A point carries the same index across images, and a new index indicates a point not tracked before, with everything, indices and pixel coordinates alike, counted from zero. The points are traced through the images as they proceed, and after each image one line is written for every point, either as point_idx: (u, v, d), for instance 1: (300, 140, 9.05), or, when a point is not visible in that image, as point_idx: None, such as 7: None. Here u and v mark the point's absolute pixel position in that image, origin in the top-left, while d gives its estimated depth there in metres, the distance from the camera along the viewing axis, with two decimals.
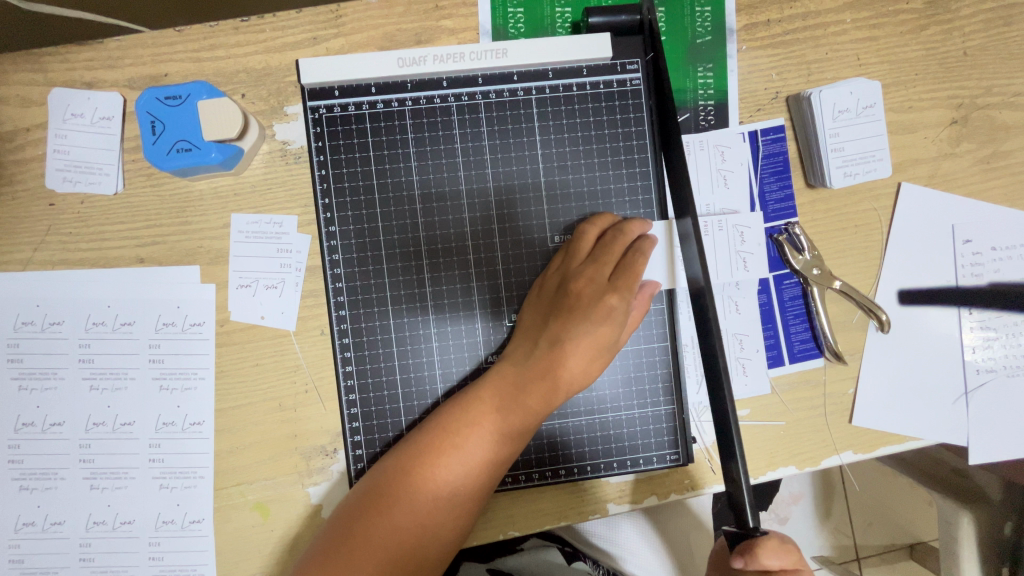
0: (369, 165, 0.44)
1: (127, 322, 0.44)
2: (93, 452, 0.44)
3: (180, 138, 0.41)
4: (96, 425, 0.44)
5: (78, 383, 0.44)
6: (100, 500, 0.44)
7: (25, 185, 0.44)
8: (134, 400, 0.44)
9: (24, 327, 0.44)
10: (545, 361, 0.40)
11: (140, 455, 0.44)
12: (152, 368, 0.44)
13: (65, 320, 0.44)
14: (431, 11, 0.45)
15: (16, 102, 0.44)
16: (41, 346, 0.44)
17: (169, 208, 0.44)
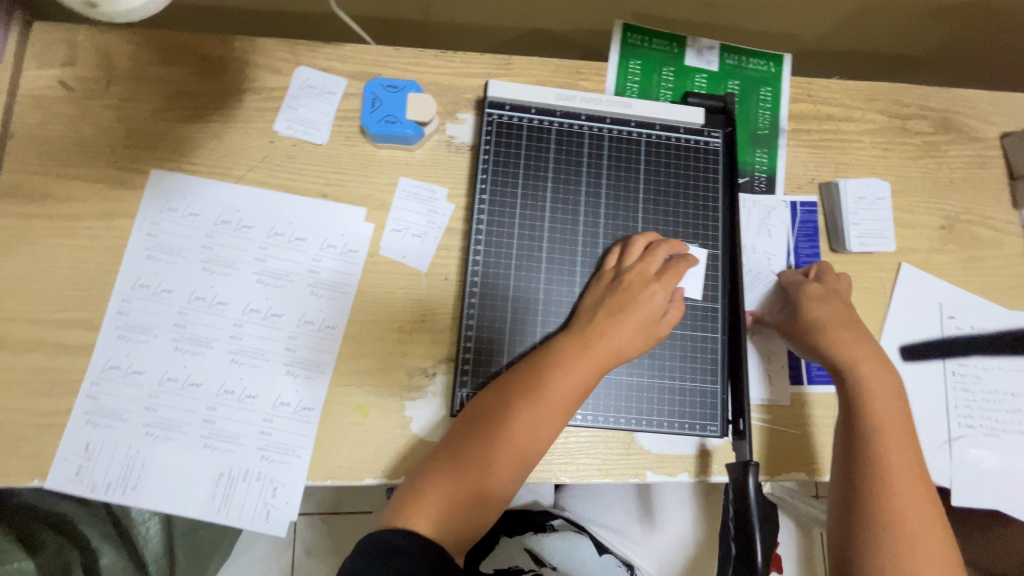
0: (520, 159, 0.56)
1: (300, 237, 0.56)
2: (242, 332, 0.54)
3: (390, 113, 0.56)
4: (252, 311, 0.54)
5: (248, 275, 0.55)
6: (236, 373, 0.53)
7: (256, 124, 0.58)
8: (287, 298, 0.55)
9: (222, 224, 0.56)
10: (593, 346, 0.49)
11: (278, 342, 0.54)
12: (308, 276, 0.56)
13: (255, 226, 0.56)
14: (574, 74, 0.63)
15: (269, 69, 0.60)
16: (230, 241, 0.55)
17: (355, 162, 0.58)
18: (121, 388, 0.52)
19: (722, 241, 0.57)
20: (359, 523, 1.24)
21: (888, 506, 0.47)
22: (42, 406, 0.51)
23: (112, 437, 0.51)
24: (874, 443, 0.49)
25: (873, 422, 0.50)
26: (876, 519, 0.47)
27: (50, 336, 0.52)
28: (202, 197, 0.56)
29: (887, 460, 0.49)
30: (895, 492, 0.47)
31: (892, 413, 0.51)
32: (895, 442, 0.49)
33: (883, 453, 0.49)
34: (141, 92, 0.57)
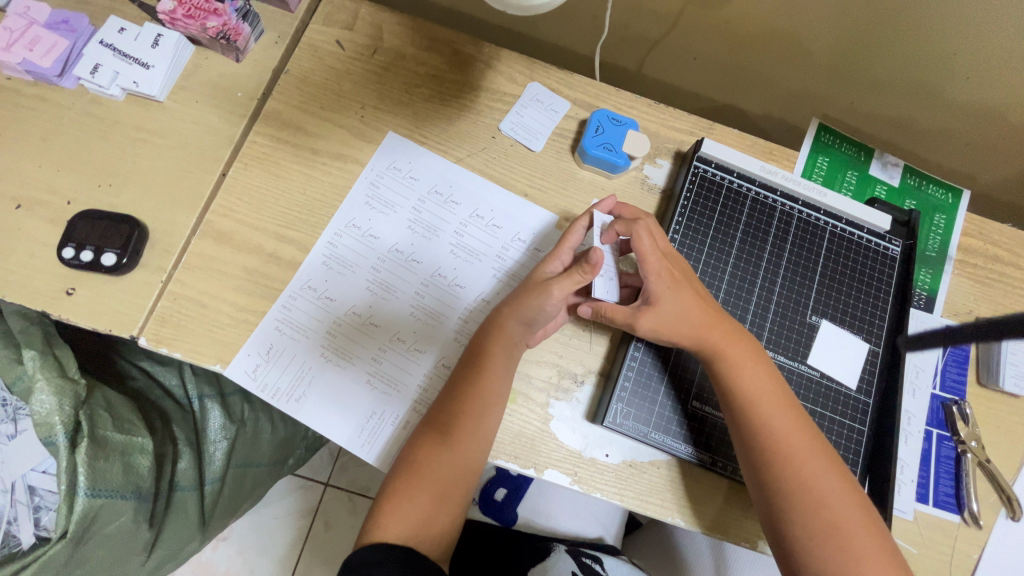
0: (714, 213, 0.60)
1: (497, 225, 0.62)
2: (426, 292, 0.58)
3: (609, 141, 0.62)
4: (439, 276, 0.59)
5: (444, 244, 0.60)
6: (411, 325, 0.57)
7: (483, 118, 0.65)
8: (472, 274, 0.60)
9: (434, 194, 0.62)
10: (490, 352, 0.53)
11: (454, 311, 0.58)
12: (494, 262, 0.60)
13: (460, 203, 0.62)
14: (767, 153, 0.68)
15: (505, 76, 0.67)
16: (437, 210, 0.61)
17: (558, 174, 0.64)
18: (312, 307, 0.57)
19: (885, 343, 0.58)
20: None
21: (818, 514, 0.48)
22: (243, 302, 0.56)
23: (294, 348, 0.55)
24: (759, 422, 0.50)
25: (744, 393, 0.51)
26: (807, 515, 0.48)
27: (267, 245, 0.58)
28: (424, 166, 0.62)
29: (793, 460, 0.49)
30: (809, 482, 0.48)
31: (768, 389, 0.51)
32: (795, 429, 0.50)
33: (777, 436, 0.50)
34: (398, 65, 0.65)
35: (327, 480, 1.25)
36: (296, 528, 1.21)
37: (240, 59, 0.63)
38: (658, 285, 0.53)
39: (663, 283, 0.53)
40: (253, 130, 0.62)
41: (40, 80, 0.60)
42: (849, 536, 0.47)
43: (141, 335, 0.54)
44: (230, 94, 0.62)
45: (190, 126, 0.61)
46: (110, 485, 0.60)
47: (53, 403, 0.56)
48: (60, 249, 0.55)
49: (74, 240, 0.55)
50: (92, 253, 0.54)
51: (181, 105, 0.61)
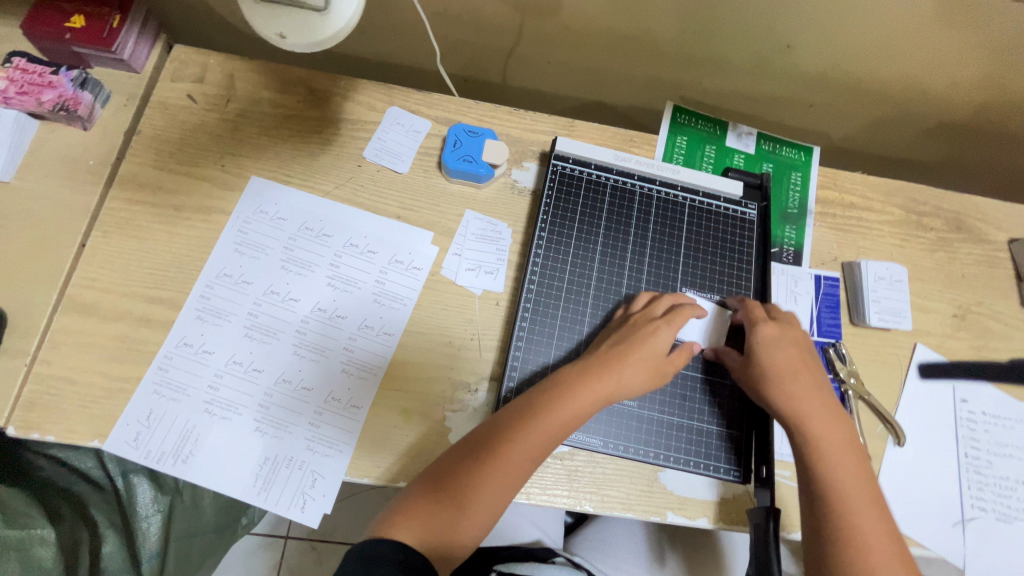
0: (578, 205, 0.63)
1: (373, 250, 0.62)
2: (307, 327, 0.59)
3: (468, 153, 0.64)
4: (319, 310, 0.59)
5: (321, 278, 0.61)
6: (296, 363, 0.57)
7: (346, 149, 0.66)
8: (354, 302, 0.60)
9: (305, 230, 0.62)
10: (577, 406, 0.52)
11: (339, 341, 0.59)
12: (374, 287, 0.61)
13: (333, 236, 0.62)
14: (627, 141, 0.71)
15: (364, 105, 0.68)
16: (311, 245, 0.62)
17: (428, 192, 0.65)
18: (189, 364, 0.56)
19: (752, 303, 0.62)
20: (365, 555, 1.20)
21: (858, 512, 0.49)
22: (116, 370, 0.55)
23: (174, 406, 0.54)
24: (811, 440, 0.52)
25: (797, 416, 0.53)
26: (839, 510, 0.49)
27: (135, 309, 0.57)
28: (291, 205, 0.63)
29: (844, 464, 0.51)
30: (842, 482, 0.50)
31: (831, 414, 0.53)
32: (852, 451, 0.51)
33: (826, 448, 0.51)
34: (254, 111, 0.66)
35: (287, 533, 1.21)
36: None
37: (89, 127, 0.63)
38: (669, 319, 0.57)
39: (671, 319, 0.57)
40: (110, 196, 0.61)
41: None
42: (870, 528, 0.48)
43: (7, 424, 0.52)
44: (81, 164, 0.62)
45: (41, 202, 0.60)
46: None
47: None
48: None
49: None
50: None
51: (29, 182, 0.60)
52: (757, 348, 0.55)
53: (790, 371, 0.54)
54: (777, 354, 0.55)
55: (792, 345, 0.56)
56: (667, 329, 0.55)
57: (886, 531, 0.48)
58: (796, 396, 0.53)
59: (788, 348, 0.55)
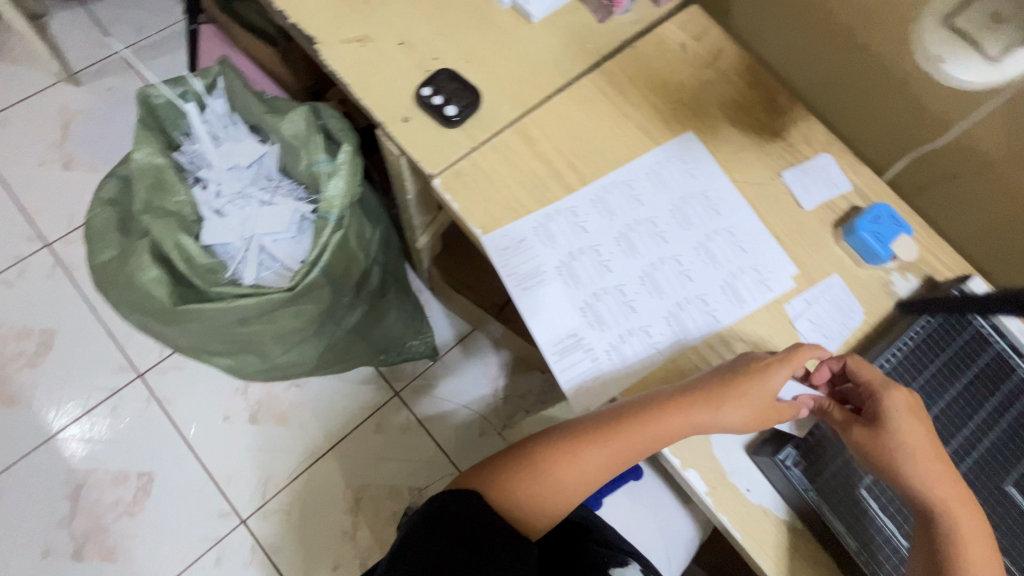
0: (954, 347, 0.61)
1: (743, 248, 0.66)
2: (660, 266, 0.63)
3: (881, 234, 0.65)
4: (677, 260, 0.64)
5: (693, 238, 0.65)
6: (637, 285, 0.62)
7: (770, 161, 0.70)
8: (705, 274, 0.64)
9: (703, 195, 0.67)
10: (649, 420, 0.56)
11: (676, 294, 0.63)
12: (726, 275, 0.64)
13: (721, 215, 0.67)
14: None
15: (806, 138, 0.72)
16: (700, 209, 0.67)
17: (814, 238, 0.67)
18: (568, 227, 0.64)
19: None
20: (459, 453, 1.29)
21: None
22: (520, 195, 0.64)
23: (541, 249, 0.63)
24: (941, 508, 0.52)
25: (924, 502, 0.53)
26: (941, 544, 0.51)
27: (556, 163, 0.67)
28: (706, 170, 0.68)
29: None
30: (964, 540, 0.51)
31: (948, 474, 0.53)
32: (981, 534, 0.52)
33: (952, 515, 0.52)
34: (720, 85, 0.73)
35: (399, 390, 1.33)
36: (353, 414, 1.30)
37: (603, 21, 0.74)
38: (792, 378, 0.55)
39: (891, 410, 0.54)
40: (588, 76, 0.71)
41: None
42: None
43: (437, 177, 0.64)
44: (583, 43, 0.73)
45: (544, 51, 0.72)
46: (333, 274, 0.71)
47: (340, 190, 0.68)
48: (419, 87, 0.67)
49: (432, 85, 0.66)
50: (442, 100, 0.65)
51: (546, 33, 0.73)
52: (892, 422, 0.54)
53: (919, 449, 0.53)
54: (889, 439, 0.53)
55: (918, 421, 0.54)
56: (744, 387, 0.55)
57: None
58: (906, 436, 0.53)
59: (922, 430, 0.54)
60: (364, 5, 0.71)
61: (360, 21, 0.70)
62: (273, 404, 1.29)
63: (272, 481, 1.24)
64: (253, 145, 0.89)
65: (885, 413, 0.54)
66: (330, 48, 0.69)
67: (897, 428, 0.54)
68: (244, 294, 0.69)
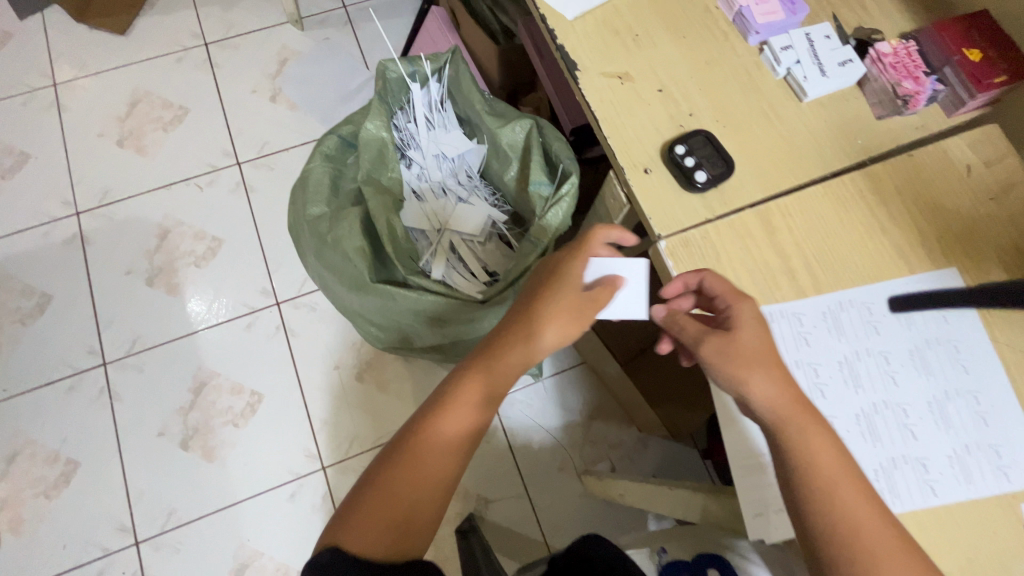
0: None
1: (988, 421, 0.56)
2: (883, 411, 0.56)
3: None
4: (903, 410, 0.56)
5: (928, 390, 0.57)
6: (849, 423, 0.56)
7: None
8: (933, 436, 0.55)
9: (952, 345, 0.59)
10: (511, 361, 0.58)
11: (894, 448, 0.55)
12: (959, 445, 0.55)
13: (969, 374, 0.58)
14: None
15: None
16: (944, 360, 0.58)
17: None
18: (790, 335, 0.58)
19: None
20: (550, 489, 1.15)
21: None
22: (747, 285, 0.59)
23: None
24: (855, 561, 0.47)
25: (804, 460, 0.50)
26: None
27: (792, 259, 0.61)
28: (962, 318, 0.59)
29: None
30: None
31: (853, 491, 0.49)
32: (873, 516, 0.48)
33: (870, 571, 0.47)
34: (1007, 224, 0.63)
35: None
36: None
37: (880, 117, 0.67)
38: (743, 319, 0.53)
39: (741, 314, 0.54)
40: (852, 175, 0.64)
41: (737, 25, 0.70)
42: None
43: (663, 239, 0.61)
44: (852, 137, 0.66)
45: (806, 135, 0.66)
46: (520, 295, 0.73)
47: None
48: (670, 143, 0.63)
49: (686, 144, 0.63)
50: (693, 163, 0.62)
51: (815, 117, 0.67)
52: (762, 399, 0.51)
53: (786, 382, 0.52)
54: (733, 351, 0.52)
55: (817, 431, 0.50)
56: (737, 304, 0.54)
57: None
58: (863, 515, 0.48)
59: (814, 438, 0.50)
60: (632, 43, 0.69)
61: (624, 58, 0.68)
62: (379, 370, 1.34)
63: (357, 441, 1.29)
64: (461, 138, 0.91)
65: (741, 329, 0.53)
66: (589, 78, 0.68)
67: (806, 439, 0.50)
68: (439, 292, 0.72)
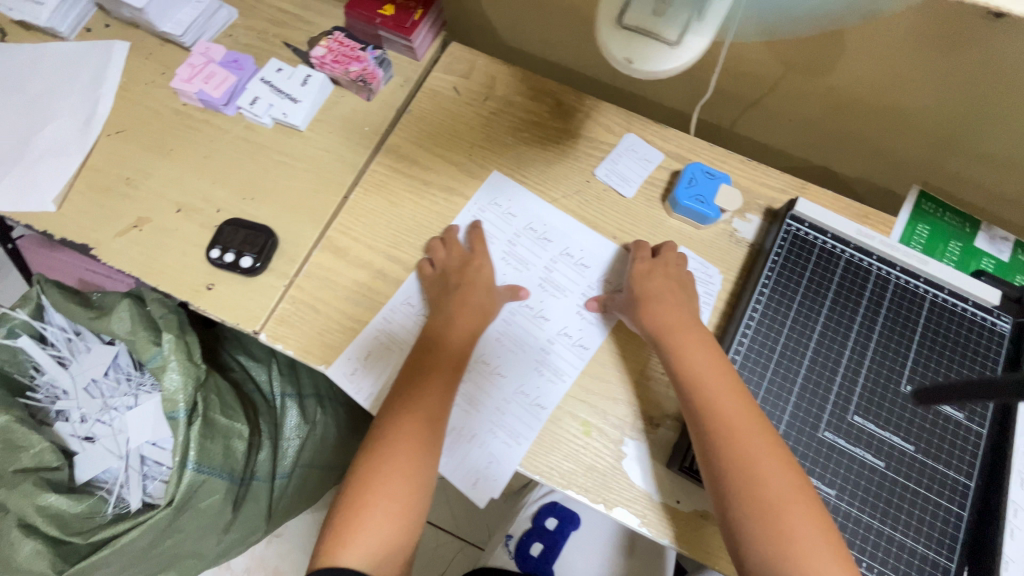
0: (807, 273, 0.60)
1: (585, 264, 0.65)
2: (512, 319, 0.62)
3: (702, 193, 0.65)
4: (525, 306, 0.63)
5: (533, 277, 0.64)
6: (496, 349, 0.61)
7: (580, 164, 0.69)
8: (558, 305, 0.63)
9: (529, 230, 0.66)
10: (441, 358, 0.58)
11: (538, 338, 0.61)
12: (580, 298, 0.63)
13: (553, 242, 0.66)
14: (860, 217, 0.67)
15: (604, 128, 0.71)
16: (532, 246, 0.66)
17: (647, 221, 0.67)
18: (410, 321, 0.62)
19: (983, 438, 0.54)
20: (446, 543, 1.10)
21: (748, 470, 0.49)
22: (351, 311, 0.62)
23: (399, 355, 0.61)
24: (718, 422, 0.51)
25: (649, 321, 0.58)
26: (743, 483, 0.49)
27: (375, 261, 0.64)
28: (525, 206, 0.67)
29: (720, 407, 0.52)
30: (760, 468, 0.49)
31: (698, 346, 0.55)
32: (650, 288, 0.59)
33: (733, 429, 0.51)
34: (506, 111, 0.72)
35: None
36: None
37: (370, 99, 0.72)
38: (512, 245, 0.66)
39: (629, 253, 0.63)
40: (376, 160, 0.69)
41: (207, 106, 0.72)
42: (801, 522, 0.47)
43: (260, 331, 0.61)
44: (359, 128, 0.71)
45: (323, 154, 0.70)
46: (212, 463, 0.67)
47: (179, 382, 0.65)
48: (208, 250, 0.64)
49: (221, 242, 0.63)
50: (234, 255, 0.62)
51: (319, 135, 0.71)
52: (630, 282, 0.60)
53: (664, 303, 0.58)
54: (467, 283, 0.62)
55: (670, 295, 0.59)
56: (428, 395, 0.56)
57: (813, 522, 0.48)
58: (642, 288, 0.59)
59: (658, 280, 0.60)
60: (127, 188, 0.68)
61: (129, 206, 0.67)
62: (263, 566, 1.17)
63: None
64: (100, 350, 0.80)
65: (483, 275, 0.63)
66: (110, 247, 0.65)
67: (638, 320, 0.58)
68: (130, 526, 0.65)
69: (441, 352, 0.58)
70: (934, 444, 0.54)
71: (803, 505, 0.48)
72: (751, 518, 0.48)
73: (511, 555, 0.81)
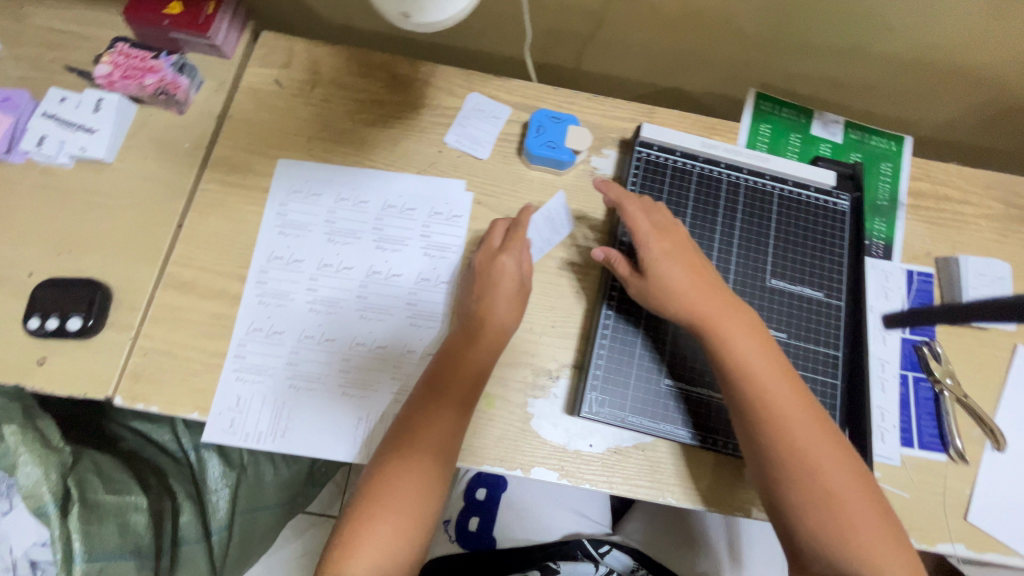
0: (663, 197, 0.61)
1: (411, 208, 0.63)
2: (367, 292, 0.60)
3: (551, 139, 0.64)
4: (375, 273, 0.61)
5: (368, 243, 0.62)
6: (366, 326, 0.59)
7: (428, 134, 0.66)
8: (406, 260, 0.61)
9: (342, 202, 0.63)
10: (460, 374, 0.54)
11: (401, 298, 0.60)
12: (421, 241, 0.62)
13: (370, 201, 0.63)
14: (708, 129, 0.69)
15: (446, 91, 0.68)
16: (352, 214, 0.63)
17: (508, 179, 0.65)
18: (266, 347, 0.57)
19: (843, 310, 0.59)
20: None
21: (811, 467, 0.49)
22: (213, 347, 0.57)
23: (262, 371, 0.57)
24: (769, 414, 0.50)
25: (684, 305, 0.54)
26: (801, 473, 0.49)
27: (230, 287, 0.59)
28: (340, 181, 0.64)
29: (770, 399, 0.50)
30: (812, 455, 0.49)
31: (742, 332, 0.52)
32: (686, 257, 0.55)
33: (790, 426, 0.50)
34: (338, 95, 0.67)
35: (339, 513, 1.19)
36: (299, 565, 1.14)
37: (183, 112, 0.65)
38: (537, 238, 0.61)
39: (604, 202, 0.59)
40: (204, 178, 0.63)
41: None
42: (856, 506, 0.48)
43: (115, 395, 0.55)
44: (178, 146, 0.64)
45: (142, 183, 0.62)
46: (107, 549, 0.61)
47: (38, 475, 0.57)
48: (27, 321, 0.56)
49: (39, 309, 0.56)
50: (58, 320, 0.55)
51: (131, 163, 0.63)
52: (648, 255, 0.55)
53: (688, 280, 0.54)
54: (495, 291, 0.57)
55: (684, 257, 0.55)
56: (441, 411, 0.53)
57: (864, 500, 0.49)
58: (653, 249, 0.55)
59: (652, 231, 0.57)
60: None
61: None
62: None
63: None
64: None
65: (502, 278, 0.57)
66: None
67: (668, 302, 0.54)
68: None
69: (457, 373, 0.54)
70: (804, 326, 0.58)
71: (858, 488, 0.49)
72: (811, 513, 0.48)
73: (454, 538, 0.80)
